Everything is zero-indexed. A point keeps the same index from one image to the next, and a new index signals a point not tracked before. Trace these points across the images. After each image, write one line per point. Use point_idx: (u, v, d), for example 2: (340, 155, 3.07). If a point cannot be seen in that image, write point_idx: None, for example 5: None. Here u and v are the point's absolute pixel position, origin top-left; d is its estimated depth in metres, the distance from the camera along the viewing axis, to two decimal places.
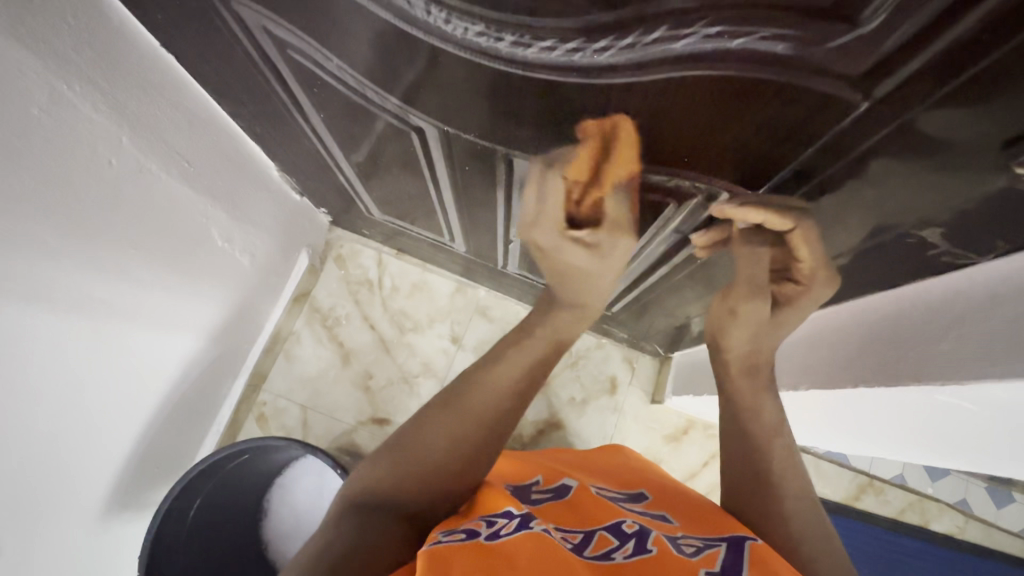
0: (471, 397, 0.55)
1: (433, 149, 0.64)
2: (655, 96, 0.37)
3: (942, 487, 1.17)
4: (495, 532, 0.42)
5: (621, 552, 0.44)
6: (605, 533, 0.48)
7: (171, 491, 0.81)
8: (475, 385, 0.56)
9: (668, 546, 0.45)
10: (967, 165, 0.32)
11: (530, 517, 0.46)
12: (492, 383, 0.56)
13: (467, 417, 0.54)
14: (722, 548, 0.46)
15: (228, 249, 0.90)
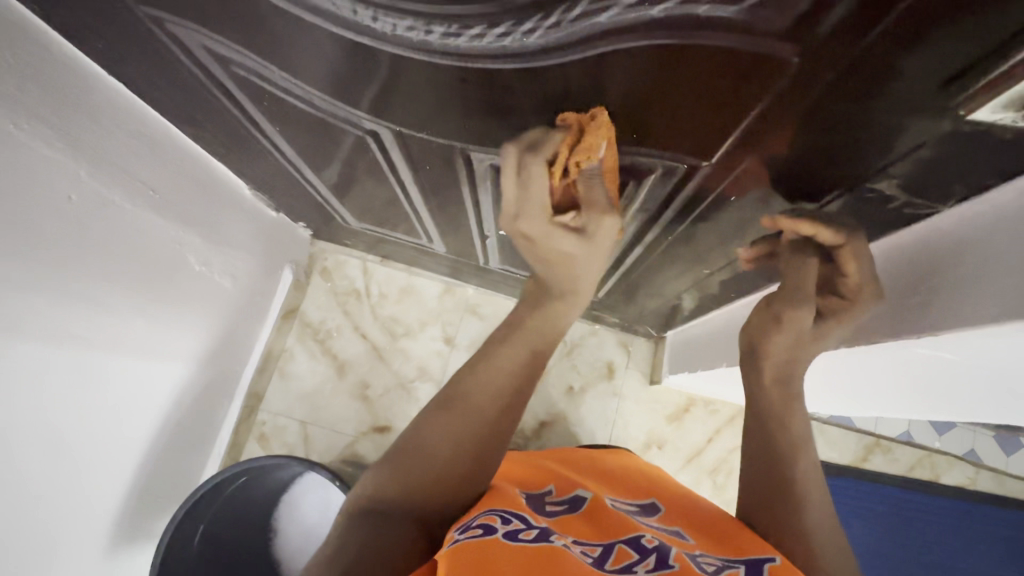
0: (475, 392, 0.53)
1: (393, 151, 0.63)
2: (597, 75, 0.36)
3: (950, 439, 1.16)
4: (512, 533, 0.42)
5: (642, 565, 0.42)
6: (626, 546, 0.46)
7: (174, 516, 0.81)
8: (477, 379, 0.54)
9: (691, 564, 0.44)
10: (913, 114, 0.30)
11: (550, 530, 0.45)
12: (488, 384, 0.53)
13: (470, 415, 0.52)
14: (741, 570, 0.44)
15: (208, 273, 0.90)
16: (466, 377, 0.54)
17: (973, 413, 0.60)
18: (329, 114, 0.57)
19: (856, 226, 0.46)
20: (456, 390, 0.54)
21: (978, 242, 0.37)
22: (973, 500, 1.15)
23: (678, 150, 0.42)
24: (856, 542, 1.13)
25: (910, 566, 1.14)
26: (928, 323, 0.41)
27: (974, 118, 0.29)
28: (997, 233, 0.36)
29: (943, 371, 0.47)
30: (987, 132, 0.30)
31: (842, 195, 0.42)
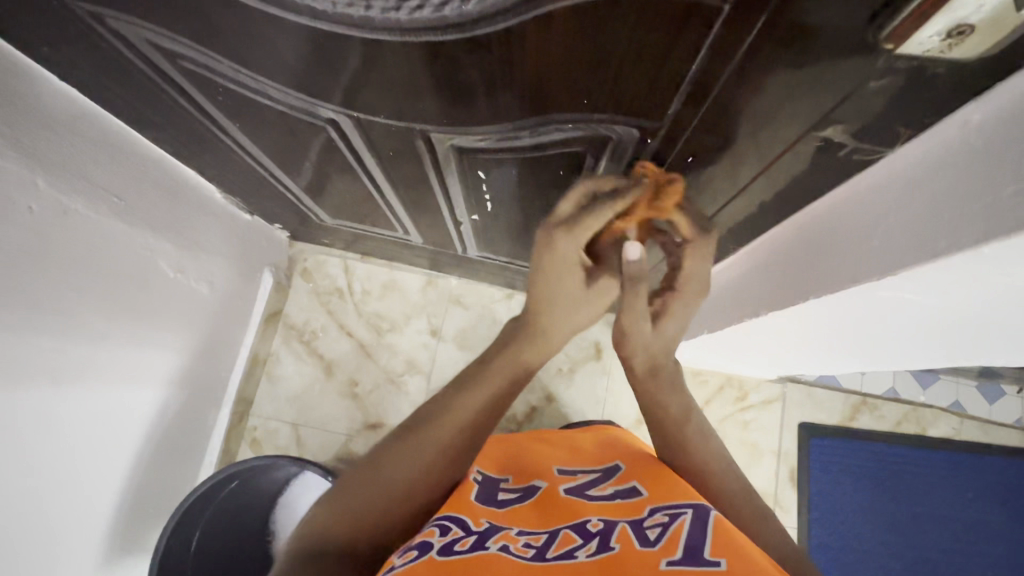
0: (442, 423, 0.49)
1: (355, 140, 0.62)
2: (539, 39, 0.36)
3: (934, 393, 1.18)
4: (448, 546, 0.42)
5: (583, 551, 0.44)
6: (570, 532, 0.48)
7: (167, 526, 0.80)
8: (450, 403, 0.50)
9: (633, 540, 0.45)
10: (847, 52, 0.30)
11: (488, 534, 0.45)
12: (456, 417, 0.49)
13: (433, 443, 0.48)
14: (688, 519, 0.46)
15: (183, 279, 0.89)
16: (444, 404, 0.50)
17: (941, 356, 0.61)
18: (285, 105, 0.56)
19: (813, 176, 0.46)
20: (421, 416, 0.49)
21: (926, 177, 0.38)
22: (962, 451, 1.17)
23: (628, 112, 0.42)
24: (849, 500, 1.15)
25: (905, 520, 1.15)
26: (886, 263, 0.41)
27: (904, 51, 0.29)
28: (941, 169, 0.36)
29: (906, 311, 0.48)
30: (919, 65, 0.30)
31: (792, 148, 0.42)
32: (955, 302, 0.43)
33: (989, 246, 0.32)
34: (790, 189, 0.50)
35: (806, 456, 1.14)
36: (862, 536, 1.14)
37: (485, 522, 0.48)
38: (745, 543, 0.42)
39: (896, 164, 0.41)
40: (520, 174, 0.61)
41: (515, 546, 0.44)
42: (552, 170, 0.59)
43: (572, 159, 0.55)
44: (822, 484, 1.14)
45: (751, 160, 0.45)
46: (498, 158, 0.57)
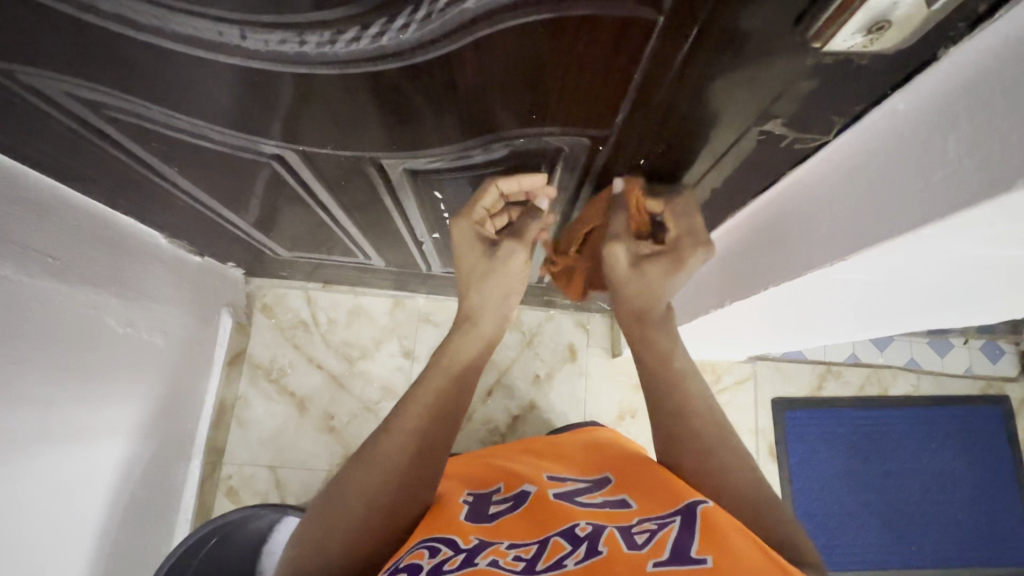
0: (387, 446, 0.51)
1: (303, 172, 0.61)
2: (481, 60, 0.35)
3: (891, 353, 1.25)
4: (437, 568, 0.45)
5: (572, 557, 0.45)
6: (559, 538, 0.49)
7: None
8: (392, 425, 0.52)
9: (620, 543, 0.46)
10: (776, 51, 0.32)
11: (477, 550, 0.48)
12: (403, 431, 0.52)
13: (384, 466, 0.51)
14: (675, 525, 0.48)
15: (134, 333, 0.85)
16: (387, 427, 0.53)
17: (895, 325, 0.64)
18: (222, 144, 0.54)
19: (761, 166, 0.48)
20: (370, 440, 0.53)
21: (868, 161, 0.39)
22: (923, 405, 1.23)
23: (576, 122, 0.42)
24: (826, 466, 1.20)
25: (880, 478, 1.20)
26: (840, 246, 0.42)
27: (830, 49, 0.31)
28: (876, 156, 0.39)
29: (861, 290, 0.50)
30: (844, 61, 0.32)
31: (738, 143, 0.43)
32: (903, 278, 0.45)
33: (926, 227, 0.34)
34: (740, 179, 0.51)
35: (782, 428, 1.18)
36: (842, 499, 1.18)
37: (475, 539, 0.50)
38: (732, 537, 0.44)
39: (838, 150, 0.43)
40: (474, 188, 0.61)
41: (505, 559, 0.46)
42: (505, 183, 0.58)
43: (530, 171, 0.55)
44: (800, 454, 1.19)
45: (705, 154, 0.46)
46: (454, 176, 0.57)
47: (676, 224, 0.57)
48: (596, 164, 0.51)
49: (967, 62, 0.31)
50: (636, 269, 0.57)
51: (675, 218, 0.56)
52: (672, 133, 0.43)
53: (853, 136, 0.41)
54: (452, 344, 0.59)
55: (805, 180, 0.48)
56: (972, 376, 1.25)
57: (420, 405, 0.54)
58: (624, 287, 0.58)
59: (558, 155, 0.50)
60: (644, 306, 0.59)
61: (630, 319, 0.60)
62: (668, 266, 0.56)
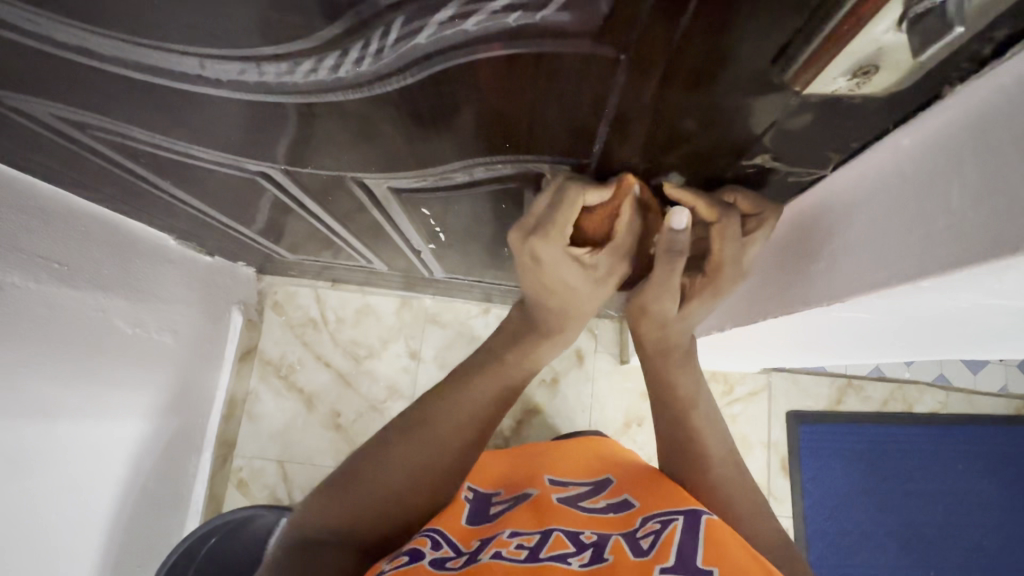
0: (445, 422, 0.52)
1: (291, 188, 0.60)
2: (446, 90, 0.33)
3: (917, 367, 1.18)
4: (438, 562, 0.44)
5: (575, 559, 0.45)
6: (562, 535, 0.49)
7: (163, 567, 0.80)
8: (422, 428, 0.51)
9: (625, 551, 0.45)
10: (754, 89, 0.29)
11: (482, 547, 0.47)
12: (460, 414, 0.52)
13: (437, 445, 0.51)
14: (679, 522, 0.47)
15: (143, 334, 0.87)
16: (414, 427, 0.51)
17: (913, 358, 0.59)
18: (210, 162, 0.54)
19: (757, 196, 0.46)
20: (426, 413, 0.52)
21: (868, 197, 0.36)
22: (951, 423, 1.16)
23: (552, 155, 0.41)
24: (842, 484, 1.15)
25: (900, 497, 1.15)
26: (840, 287, 0.39)
27: (813, 90, 0.28)
28: (874, 195, 0.36)
29: (869, 325, 0.46)
30: (832, 97, 0.29)
31: (727, 173, 0.41)
32: (914, 318, 0.41)
33: (926, 282, 0.30)
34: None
35: (796, 443, 1.14)
36: (857, 519, 1.14)
37: (476, 543, 0.50)
38: (732, 544, 0.43)
39: (837, 183, 0.40)
40: (461, 207, 0.60)
41: (509, 549, 0.46)
42: (494, 203, 0.57)
43: (516, 195, 0.53)
44: (815, 470, 1.14)
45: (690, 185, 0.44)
46: (438, 196, 0.56)
47: (735, 253, 0.46)
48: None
49: (977, 100, 0.28)
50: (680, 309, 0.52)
51: (731, 240, 0.45)
52: (655, 164, 0.41)
53: (851, 172, 0.38)
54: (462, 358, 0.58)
55: (804, 211, 0.45)
56: (1007, 395, 1.18)
57: (450, 418, 0.52)
58: (668, 328, 0.53)
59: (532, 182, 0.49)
60: (668, 341, 0.55)
61: (654, 353, 0.56)
62: (708, 301, 0.51)
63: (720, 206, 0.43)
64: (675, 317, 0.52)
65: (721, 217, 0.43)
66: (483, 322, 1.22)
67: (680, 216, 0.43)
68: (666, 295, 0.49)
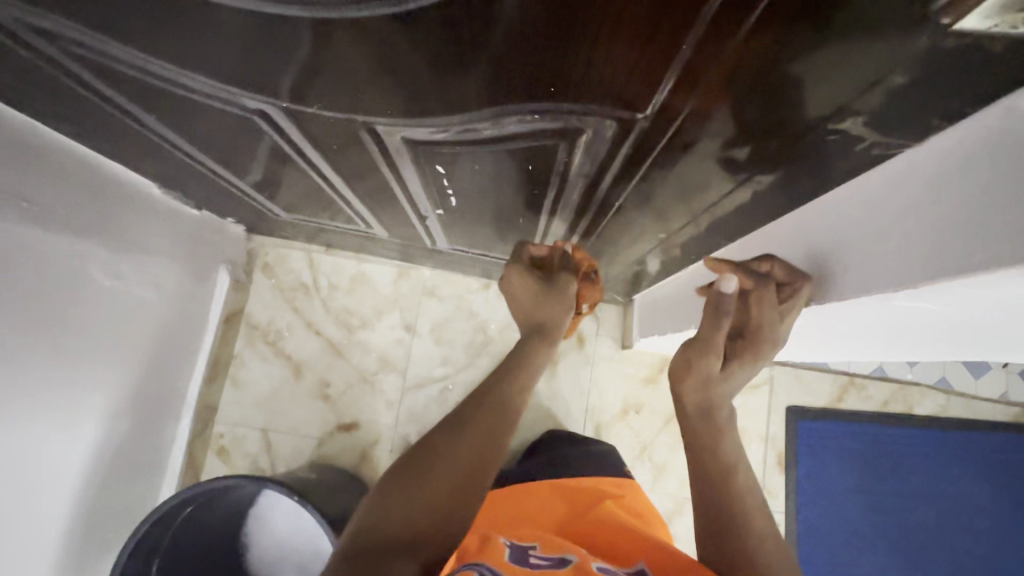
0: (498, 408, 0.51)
1: (289, 132, 0.54)
2: (491, 12, 0.29)
3: (921, 370, 1.17)
4: None
5: None
6: None
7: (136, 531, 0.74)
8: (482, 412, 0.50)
9: None
10: (877, 23, 0.25)
11: None
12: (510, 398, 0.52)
13: (495, 426, 0.50)
14: None
15: (122, 288, 0.81)
16: (453, 429, 0.48)
17: (904, 355, 0.63)
18: (200, 94, 0.47)
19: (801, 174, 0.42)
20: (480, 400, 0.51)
21: (905, 199, 0.37)
22: (950, 428, 1.15)
23: (607, 105, 0.37)
24: (836, 482, 1.14)
25: (893, 498, 1.14)
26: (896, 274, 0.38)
27: (959, 28, 0.24)
28: (970, 174, 0.32)
29: (885, 329, 0.48)
30: (965, 41, 0.25)
31: (802, 139, 0.37)
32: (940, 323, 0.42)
33: None
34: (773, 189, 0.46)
35: (794, 438, 1.12)
36: (848, 517, 1.13)
37: None
38: None
39: (851, 192, 0.43)
40: (477, 168, 0.55)
41: None
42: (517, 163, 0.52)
43: (542, 153, 0.48)
44: (810, 466, 1.13)
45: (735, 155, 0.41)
46: (457, 151, 0.50)
47: (771, 320, 0.49)
48: (611, 155, 0.47)
49: None
50: (725, 370, 0.54)
51: (770, 310, 0.48)
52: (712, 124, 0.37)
53: (866, 180, 0.41)
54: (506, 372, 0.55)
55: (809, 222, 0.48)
56: (1007, 402, 1.17)
57: (501, 412, 0.50)
58: (715, 390, 0.55)
59: (568, 143, 0.45)
60: (710, 400, 0.55)
61: (695, 412, 0.56)
62: (749, 365, 0.53)
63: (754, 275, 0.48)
64: (720, 376, 0.54)
65: (757, 285, 0.48)
66: (483, 298, 1.17)
67: (728, 279, 0.49)
68: (710, 351, 0.53)
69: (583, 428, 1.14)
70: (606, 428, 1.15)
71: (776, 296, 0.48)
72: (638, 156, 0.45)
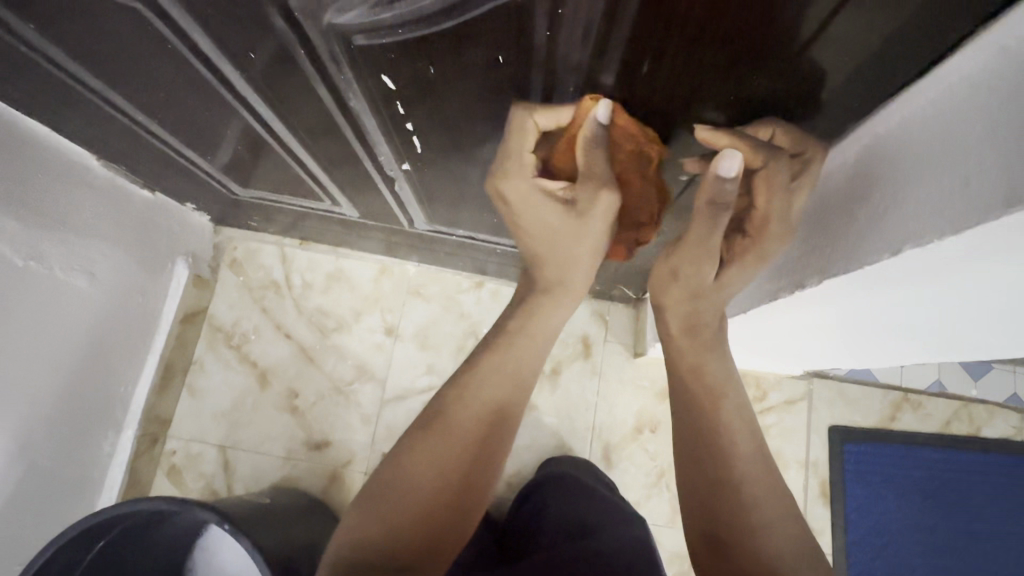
0: (467, 408, 0.50)
1: (191, 32, 0.41)
2: None
3: (987, 384, 1.00)
4: None
5: None
6: None
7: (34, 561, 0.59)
8: (448, 416, 0.50)
9: None
10: None
11: None
12: (480, 396, 0.51)
13: (463, 428, 0.49)
14: None
15: (45, 270, 0.68)
16: (417, 436, 0.49)
17: (981, 340, 0.51)
18: None
19: (827, 63, 0.35)
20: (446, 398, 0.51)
21: (950, 117, 0.33)
22: None
23: None
24: (891, 517, 0.96)
25: (961, 540, 0.96)
26: (939, 220, 0.32)
27: None
28: None
29: (922, 302, 0.43)
30: None
31: None
32: (982, 289, 0.38)
33: None
34: (820, 68, 0.35)
35: (839, 465, 0.95)
36: (909, 561, 0.94)
37: None
38: None
39: (885, 124, 0.39)
40: (437, 70, 0.41)
41: None
42: (476, 59, 0.39)
43: (505, 28, 0.36)
44: (860, 499, 0.95)
45: (738, 66, 0.36)
46: (400, 41, 0.38)
47: (781, 203, 0.44)
48: (611, 57, 0.37)
49: None
50: (718, 280, 0.49)
51: (777, 191, 0.43)
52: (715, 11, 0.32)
53: (903, 107, 0.37)
54: (502, 347, 0.53)
55: (833, 168, 0.44)
56: None
57: (466, 412, 0.50)
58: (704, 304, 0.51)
59: (551, 11, 0.34)
60: (696, 319, 0.52)
61: (683, 332, 0.53)
62: (749, 267, 0.48)
63: (767, 150, 0.41)
64: (712, 285, 0.50)
65: (767, 162, 0.41)
66: (475, 298, 1.03)
67: (731, 160, 0.40)
68: (704, 260, 0.47)
69: (589, 449, 0.99)
70: (616, 449, 0.99)
71: (787, 171, 0.42)
72: (635, 67, 0.38)
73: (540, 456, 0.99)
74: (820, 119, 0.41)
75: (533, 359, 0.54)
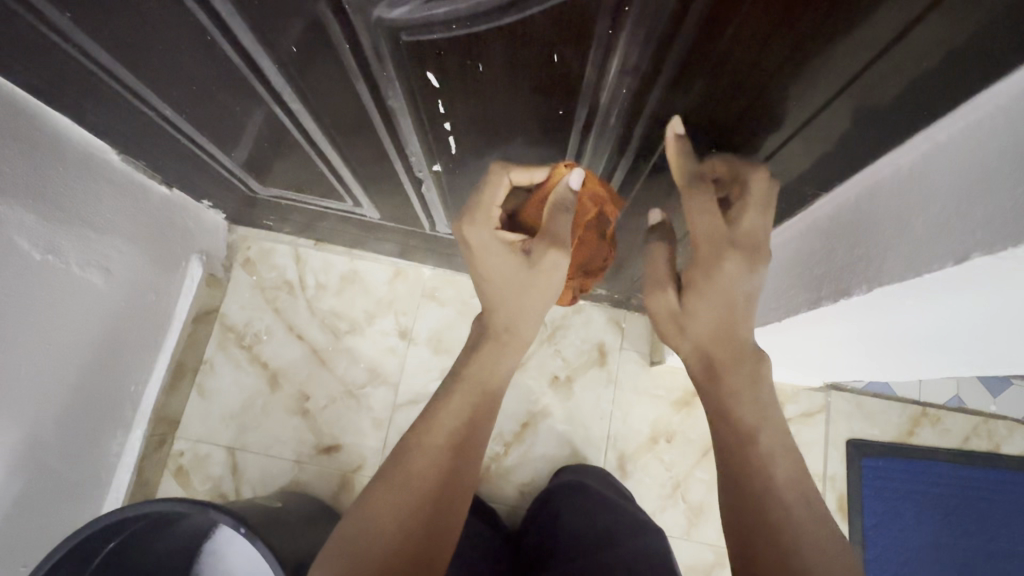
0: (421, 454, 0.45)
1: (232, 23, 0.40)
2: None
3: (1007, 401, 0.98)
4: None
5: None
6: None
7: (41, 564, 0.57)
8: (403, 466, 0.45)
9: None
10: None
11: None
12: (436, 438, 0.46)
13: (418, 476, 0.44)
14: None
15: (61, 265, 0.67)
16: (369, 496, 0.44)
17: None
18: None
19: (891, 69, 0.34)
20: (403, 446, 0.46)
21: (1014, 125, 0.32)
22: None
23: None
24: (910, 534, 0.94)
25: (981, 559, 0.94)
26: (1007, 228, 0.31)
27: None
28: None
29: (976, 314, 0.41)
30: None
31: None
32: None
33: None
34: (883, 75, 0.35)
35: (857, 479, 0.94)
36: None
37: None
38: None
39: (944, 133, 0.37)
40: (485, 68, 0.41)
41: None
42: (526, 56, 0.38)
43: (564, 24, 0.35)
44: (878, 514, 0.94)
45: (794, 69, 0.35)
46: (452, 36, 0.37)
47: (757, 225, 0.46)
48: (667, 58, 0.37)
49: None
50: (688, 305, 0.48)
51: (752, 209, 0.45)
52: (781, 9, 0.32)
53: (962, 116, 0.36)
54: (463, 376, 0.50)
55: (884, 177, 0.43)
56: None
57: (419, 457, 0.45)
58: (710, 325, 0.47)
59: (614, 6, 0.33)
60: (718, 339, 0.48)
61: (698, 359, 0.48)
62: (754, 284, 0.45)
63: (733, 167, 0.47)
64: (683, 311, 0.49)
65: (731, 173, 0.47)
66: None
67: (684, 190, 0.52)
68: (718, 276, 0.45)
69: (603, 458, 0.97)
70: (631, 459, 0.98)
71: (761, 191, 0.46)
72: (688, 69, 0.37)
73: (554, 464, 0.97)
74: (871, 129, 0.40)
75: (497, 390, 0.50)
